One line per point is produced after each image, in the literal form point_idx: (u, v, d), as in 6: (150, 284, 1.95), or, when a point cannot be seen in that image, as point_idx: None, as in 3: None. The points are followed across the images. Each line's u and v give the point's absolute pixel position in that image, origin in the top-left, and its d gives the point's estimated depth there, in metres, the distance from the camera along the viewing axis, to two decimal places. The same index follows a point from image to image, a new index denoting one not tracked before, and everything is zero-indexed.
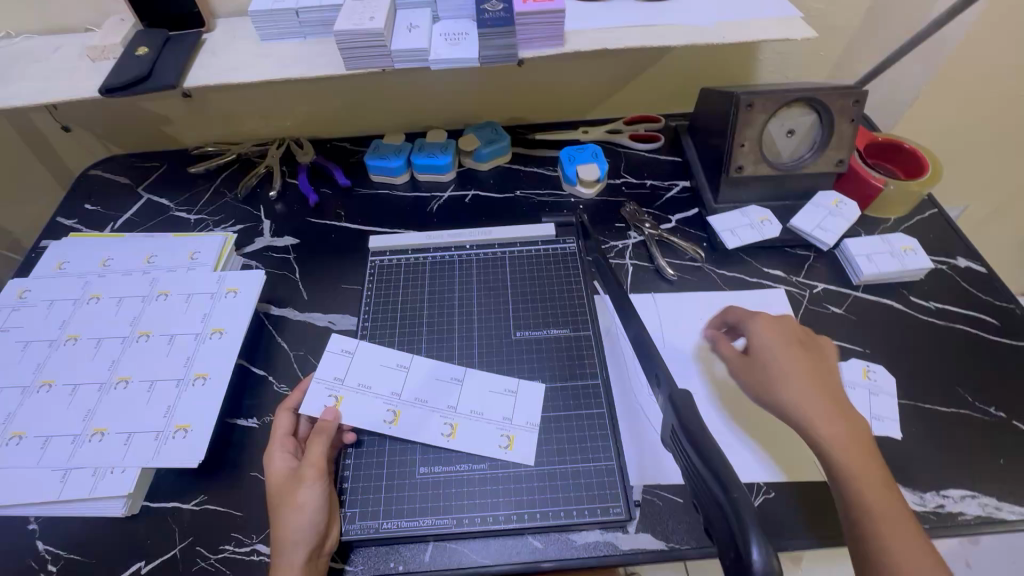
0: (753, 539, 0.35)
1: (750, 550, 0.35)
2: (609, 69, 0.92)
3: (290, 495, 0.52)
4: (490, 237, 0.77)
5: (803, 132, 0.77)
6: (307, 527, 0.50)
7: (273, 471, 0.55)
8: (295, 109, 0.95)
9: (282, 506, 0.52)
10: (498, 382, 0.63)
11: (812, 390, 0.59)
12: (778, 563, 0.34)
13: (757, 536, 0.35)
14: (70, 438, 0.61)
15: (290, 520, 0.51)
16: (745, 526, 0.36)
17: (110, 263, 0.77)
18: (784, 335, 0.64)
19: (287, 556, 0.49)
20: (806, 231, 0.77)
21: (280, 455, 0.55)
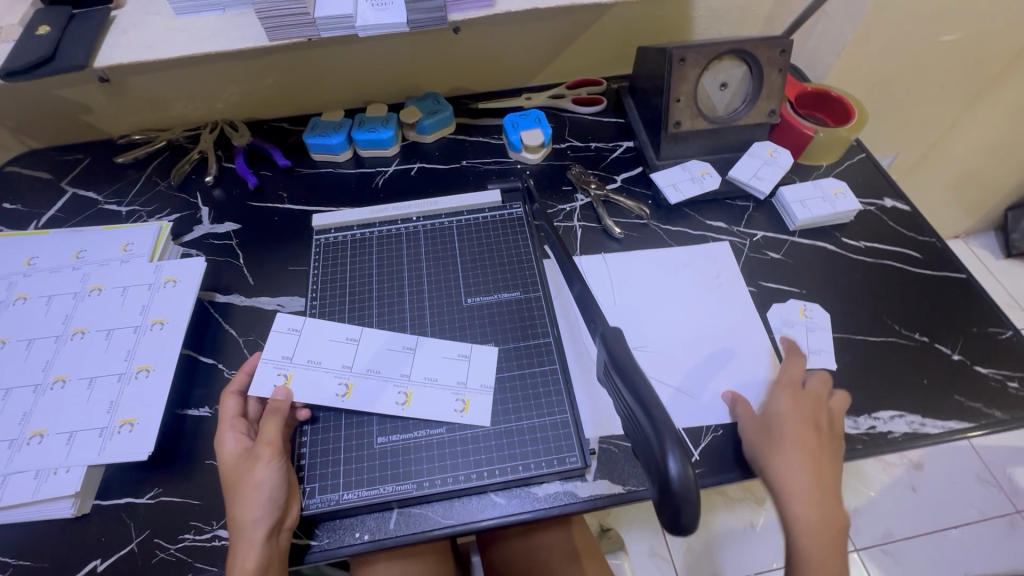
0: (670, 451, 0.40)
1: (668, 461, 0.40)
2: (548, 32, 0.91)
3: (242, 477, 0.52)
4: (436, 207, 0.76)
5: (735, 86, 0.78)
6: (262, 504, 0.50)
7: (226, 455, 0.54)
8: (226, 89, 0.91)
9: (236, 488, 0.52)
10: (451, 349, 0.63)
11: (801, 466, 0.56)
12: (692, 473, 0.39)
13: (676, 450, 0.40)
14: (7, 443, 0.58)
15: (244, 500, 0.50)
16: (664, 442, 0.40)
17: (36, 261, 0.73)
18: (806, 416, 0.59)
19: (247, 534, 0.49)
20: (744, 181, 0.79)
21: (230, 438, 0.55)
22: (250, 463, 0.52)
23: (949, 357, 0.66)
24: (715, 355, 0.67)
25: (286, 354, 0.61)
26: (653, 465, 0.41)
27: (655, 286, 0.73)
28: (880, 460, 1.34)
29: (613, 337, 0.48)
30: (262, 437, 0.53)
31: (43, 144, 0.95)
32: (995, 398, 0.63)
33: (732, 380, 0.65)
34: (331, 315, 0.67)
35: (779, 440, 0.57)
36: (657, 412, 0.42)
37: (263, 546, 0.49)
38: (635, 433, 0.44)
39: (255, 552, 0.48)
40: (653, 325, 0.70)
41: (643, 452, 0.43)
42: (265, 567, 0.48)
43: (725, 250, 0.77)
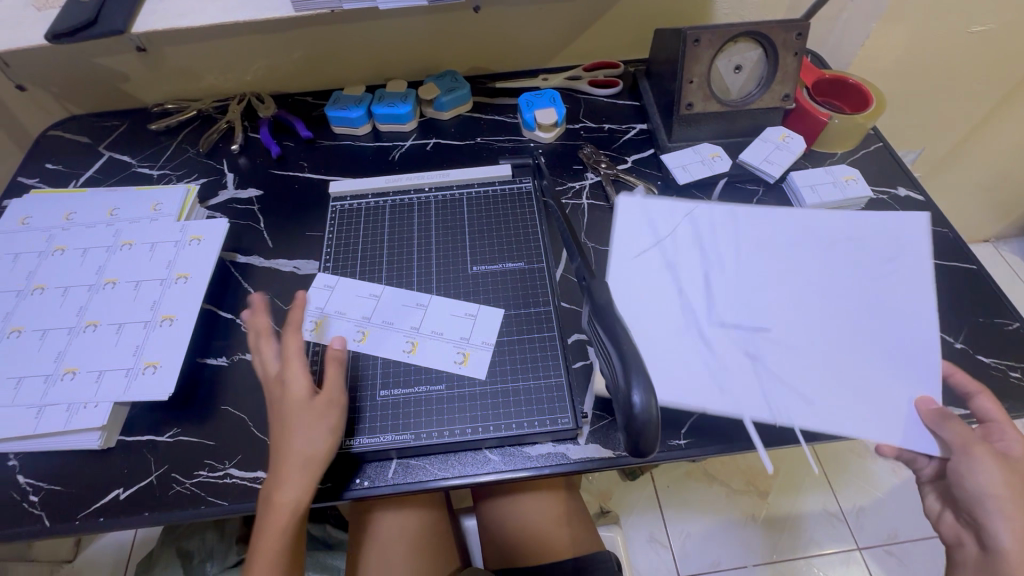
0: (636, 385, 0.43)
1: (632, 394, 0.43)
2: (566, 13, 0.93)
3: (301, 423, 0.54)
4: (448, 178, 0.79)
5: (750, 68, 0.78)
6: (313, 455, 0.53)
7: (281, 391, 0.56)
8: (254, 62, 0.94)
9: (289, 430, 0.54)
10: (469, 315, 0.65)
11: None
12: (654, 404, 0.43)
13: (640, 384, 0.43)
14: (44, 377, 0.63)
15: (301, 446, 0.53)
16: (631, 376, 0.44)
17: (73, 216, 0.78)
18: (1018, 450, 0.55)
19: (303, 474, 0.53)
20: (754, 165, 0.80)
21: (293, 379, 0.56)
22: (314, 414, 0.54)
23: (950, 345, 0.66)
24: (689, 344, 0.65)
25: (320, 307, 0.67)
26: (622, 399, 0.45)
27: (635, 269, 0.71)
28: (890, 462, 1.33)
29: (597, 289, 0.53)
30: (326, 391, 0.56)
31: (83, 110, 1.00)
32: (995, 386, 0.63)
33: (805, 368, 0.62)
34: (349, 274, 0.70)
35: (1011, 469, 0.52)
36: (628, 351, 0.45)
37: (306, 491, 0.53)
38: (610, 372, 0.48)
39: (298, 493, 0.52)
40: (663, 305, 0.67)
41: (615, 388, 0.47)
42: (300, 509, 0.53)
43: (751, 227, 0.73)
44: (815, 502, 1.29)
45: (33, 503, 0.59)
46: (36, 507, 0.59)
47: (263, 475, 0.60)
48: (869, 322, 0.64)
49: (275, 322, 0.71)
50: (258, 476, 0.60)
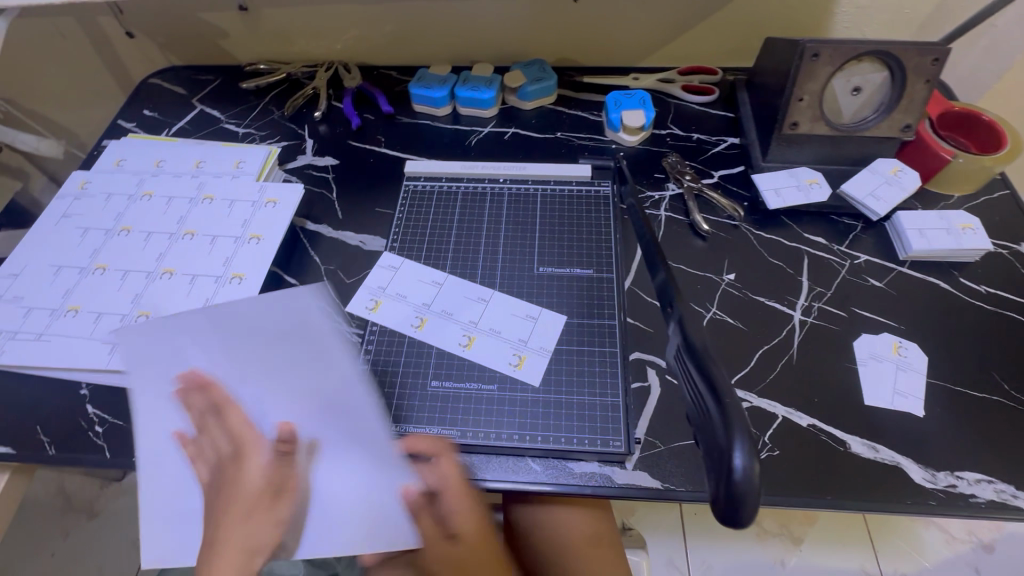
0: (738, 444, 0.39)
1: (733, 454, 0.38)
2: (669, 11, 0.88)
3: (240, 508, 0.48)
4: (524, 172, 0.76)
5: (870, 92, 0.71)
6: (252, 544, 0.47)
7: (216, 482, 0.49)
8: (347, 31, 0.95)
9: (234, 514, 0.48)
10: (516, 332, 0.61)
11: None
12: (757, 468, 0.38)
13: (744, 444, 0.38)
14: (119, 317, 0.66)
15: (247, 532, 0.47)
16: (731, 433, 0.39)
17: (163, 164, 0.81)
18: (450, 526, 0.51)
19: None
20: (857, 198, 0.73)
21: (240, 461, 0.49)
22: (257, 503, 0.48)
23: None
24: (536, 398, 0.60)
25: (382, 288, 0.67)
26: (718, 456, 0.40)
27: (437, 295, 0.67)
28: (944, 533, 1.22)
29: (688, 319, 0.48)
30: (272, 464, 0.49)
31: (183, 62, 1.04)
32: None
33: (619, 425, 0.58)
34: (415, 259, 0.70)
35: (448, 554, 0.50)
36: (729, 402, 0.40)
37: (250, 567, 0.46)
38: (699, 419, 0.44)
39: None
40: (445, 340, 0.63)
41: (707, 436, 0.42)
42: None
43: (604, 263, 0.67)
44: (854, 561, 1.20)
45: (97, 434, 0.62)
46: (99, 438, 0.62)
47: None
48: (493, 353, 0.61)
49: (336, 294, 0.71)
50: None
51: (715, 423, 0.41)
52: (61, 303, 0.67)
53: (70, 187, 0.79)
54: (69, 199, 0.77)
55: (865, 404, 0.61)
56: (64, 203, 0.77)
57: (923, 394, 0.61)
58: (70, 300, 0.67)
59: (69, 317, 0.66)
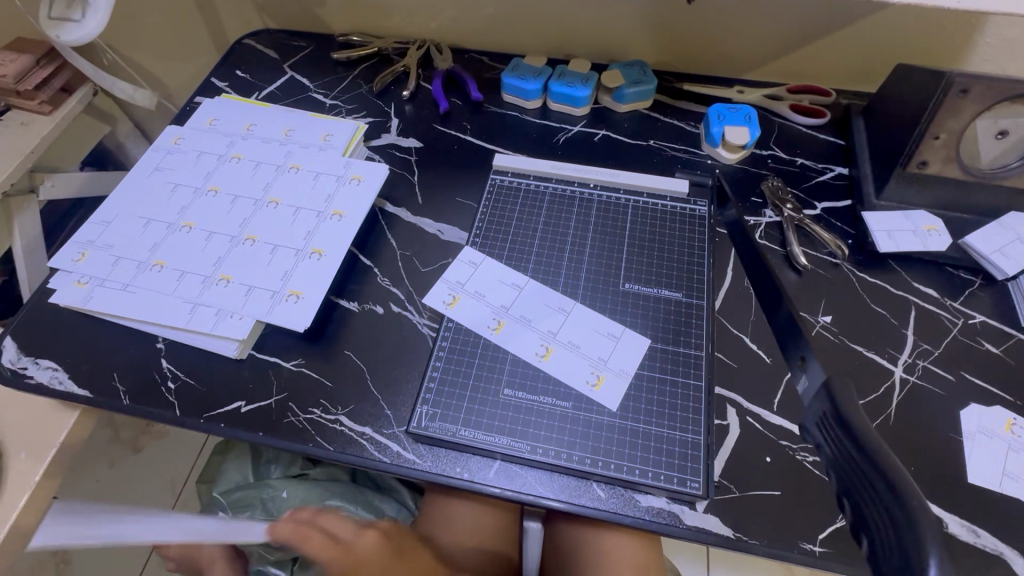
0: (934, 556, 0.32)
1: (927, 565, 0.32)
2: (789, 24, 0.81)
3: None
4: (617, 180, 0.73)
5: (1017, 136, 0.64)
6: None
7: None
8: (444, 11, 0.92)
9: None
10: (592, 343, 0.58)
11: None
12: None
13: (940, 556, 0.32)
14: (201, 278, 0.66)
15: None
16: (922, 540, 0.33)
17: (253, 128, 0.81)
18: None
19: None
20: (982, 253, 0.67)
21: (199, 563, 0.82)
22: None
23: None
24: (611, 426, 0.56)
25: (465, 286, 0.66)
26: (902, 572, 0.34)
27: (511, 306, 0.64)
28: None
29: (842, 394, 0.44)
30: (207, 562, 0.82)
31: (277, 25, 1.04)
32: None
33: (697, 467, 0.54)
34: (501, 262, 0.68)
35: None
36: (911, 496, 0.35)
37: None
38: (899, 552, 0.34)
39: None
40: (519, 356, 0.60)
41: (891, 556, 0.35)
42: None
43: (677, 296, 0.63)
44: None
45: (169, 390, 0.63)
46: (171, 394, 0.63)
47: (370, 433, 0.59)
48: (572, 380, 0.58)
49: (410, 282, 0.70)
50: (365, 431, 0.59)
51: (895, 522, 0.35)
52: (147, 256, 0.68)
53: (164, 141, 0.80)
54: (162, 152, 0.79)
55: (967, 480, 0.56)
56: (158, 156, 0.78)
57: None
58: (156, 255, 0.68)
59: (153, 271, 0.67)
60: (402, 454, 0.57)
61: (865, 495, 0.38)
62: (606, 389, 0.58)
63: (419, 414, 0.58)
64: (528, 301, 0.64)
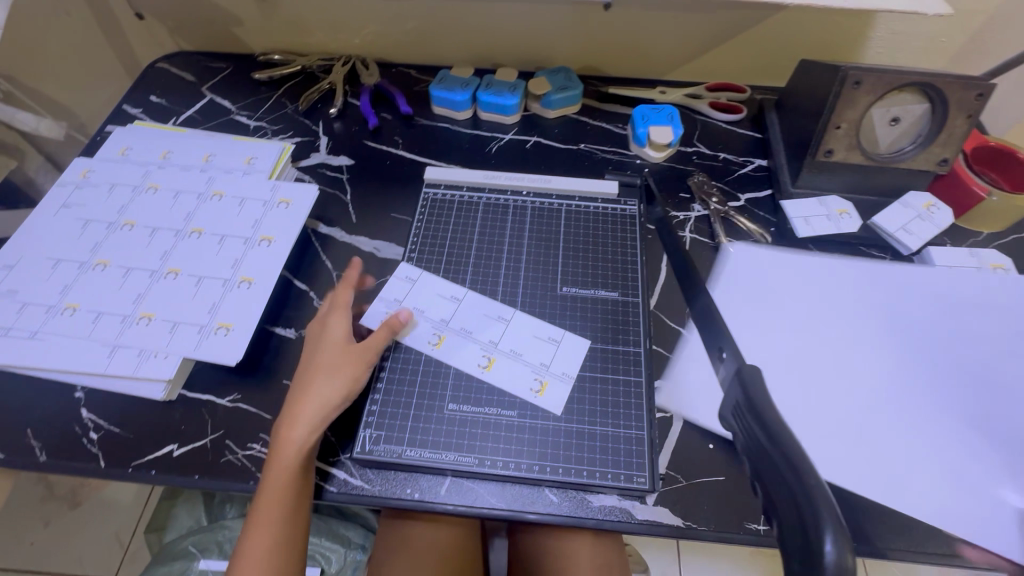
0: (830, 533, 0.34)
1: (823, 541, 0.34)
2: (701, 27, 0.85)
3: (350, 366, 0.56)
4: (549, 186, 0.74)
5: (908, 123, 0.69)
6: (334, 395, 0.55)
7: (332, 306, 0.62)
8: (366, 26, 0.91)
9: (324, 372, 0.56)
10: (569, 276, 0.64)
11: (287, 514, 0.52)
12: (853, 563, 0.33)
13: (836, 531, 0.34)
14: (120, 318, 0.63)
15: (325, 403, 0.54)
16: (819, 518, 0.35)
17: (170, 155, 0.78)
18: None
19: None
20: (889, 231, 0.72)
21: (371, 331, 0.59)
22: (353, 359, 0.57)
23: None
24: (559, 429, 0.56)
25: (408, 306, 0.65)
26: (801, 544, 0.35)
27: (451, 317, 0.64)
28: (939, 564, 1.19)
29: (755, 383, 0.46)
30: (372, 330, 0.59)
31: (193, 46, 1.00)
32: None
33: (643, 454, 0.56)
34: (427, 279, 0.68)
35: None
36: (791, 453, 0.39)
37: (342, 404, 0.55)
38: None
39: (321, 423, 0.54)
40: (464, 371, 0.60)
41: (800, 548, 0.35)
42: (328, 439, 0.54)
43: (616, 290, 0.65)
44: None
45: (92, 441, 0.59)
46: (94, 445, 0.59)
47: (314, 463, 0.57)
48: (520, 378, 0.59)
49: None
50: None
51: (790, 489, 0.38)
52: (58, 300, 0.64)
53: (71, 175, 0.75)
54: (69, 187, 0.74)
55: None
56: (65, 192, 0.73)
57: None
58: (68, 298, 0.64)
59: (66, 315, 0.63)
60: (349, 480, 0.56)
61: (776, 485, 0.39)
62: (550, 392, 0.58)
63: (363, 438, 0.56)
64: (468, 312, 0.64)
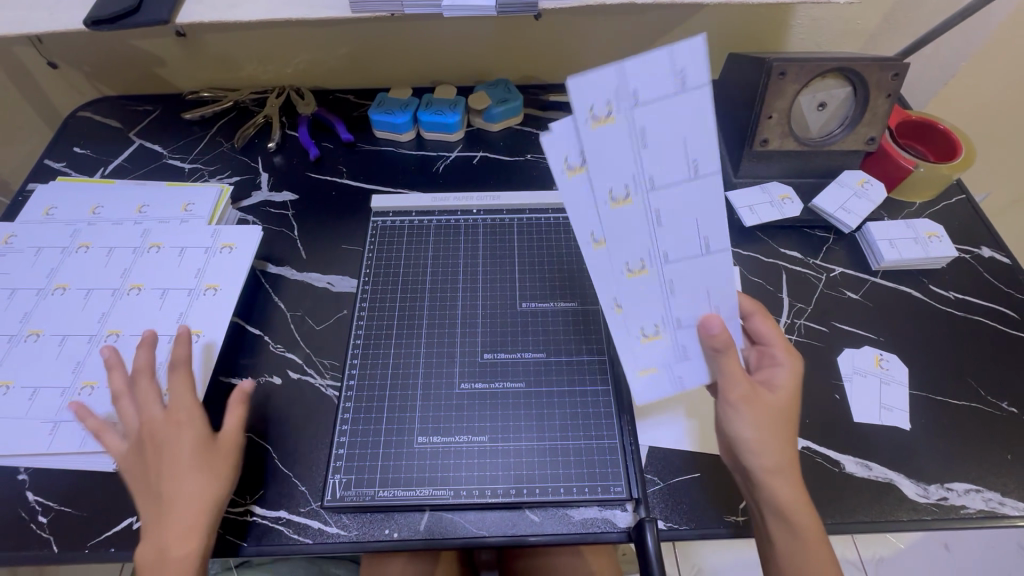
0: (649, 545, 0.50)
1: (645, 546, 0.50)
2: (632, 28, 0.86)
3: (203, 473, 0.52)
4: (498, 202, 0.74)
5: (835, 106, 0.72)
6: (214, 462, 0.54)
7: (149, 419, 0.53)
8: (297, 56, 0.89)
9: (165, 503, 0.50)
10: (676, 347, 0.50)
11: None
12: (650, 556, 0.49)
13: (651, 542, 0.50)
14: (59, 390, 0.59)
15: (168, 539, 0.49)
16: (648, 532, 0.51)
17: (100, 211, 0.74)
18: None
19: None
20: (829, 212, 0.74)
21: (179, 428, 0.53)
22: (207, 459, 0.53)
23: None
24: (536, 450, 0.56)
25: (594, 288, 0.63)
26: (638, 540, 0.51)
27: (406, 342, 0.63)
28: None
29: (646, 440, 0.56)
30: (180, 427, 0.53)
31: (115, 91, 0.96)
32: None
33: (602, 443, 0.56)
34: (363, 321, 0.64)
35: None
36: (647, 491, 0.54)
37: (205, 517, 0.50)
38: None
39: (185, 547, 0.49)
40: (428, 398, 0.59)
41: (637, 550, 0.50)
42: (203, 549, 0.50)
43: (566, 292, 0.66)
44: (833, 549, 1.21)
45: (40, 525, 0.55)
46: (44, 529, 0.55)
47: (286, 516, 0.55)
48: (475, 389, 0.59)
49: (306, 344, 0.67)
50: (281, 516, 0.55)
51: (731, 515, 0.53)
52: None
53: None
54: None
55: (853, 420, 0.61)
56: None
57: (907, 406, 0.62)
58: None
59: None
60: (324, 529, 0.54)
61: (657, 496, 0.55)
62: (651, 350, 0.50)
63: (332, 484, 0.54)
64: (424, 330, 0.63)
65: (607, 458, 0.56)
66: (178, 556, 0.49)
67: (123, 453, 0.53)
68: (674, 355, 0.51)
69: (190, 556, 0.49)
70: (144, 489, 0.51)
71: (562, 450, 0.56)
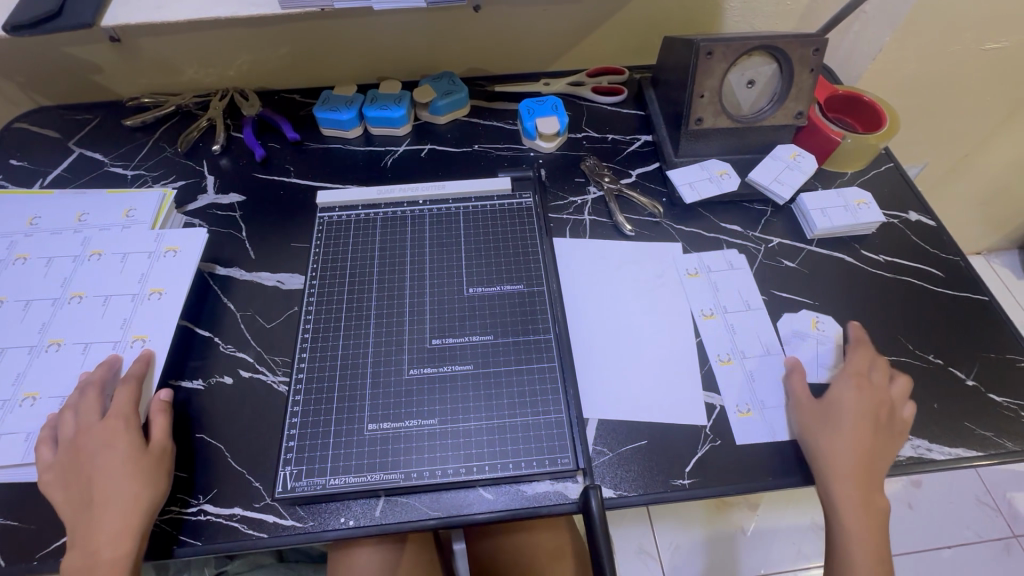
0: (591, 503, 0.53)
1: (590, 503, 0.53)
2: (571, 16, 0.88)
3: (134, 478, 0.53)
4: (443, 192, 0.75)
5: (763, 83, 0.75)
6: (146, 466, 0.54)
7: (83, 431, 0.55)
8: (238, 57, 0.89)
9: (96, 510, 0.51)
10: (767, 424, 0.60)
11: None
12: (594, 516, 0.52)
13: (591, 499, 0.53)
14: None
15: (98, 543, 0.50)
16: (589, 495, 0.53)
17: (38, 221, 0.72)
18: None
19: None
20: (764, 185, 0.77)
21: (113, 435, 0.54)
22: (139, 464, 0.54)
23: (962, 381, 0.64)
24: (489, 429, 0.57)
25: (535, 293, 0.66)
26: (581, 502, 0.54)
27: (352, 335, 0.63)
28: None
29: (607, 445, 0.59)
30: (112, 435, 0.54)
31: (52, 100, 0.94)
32: (1006, 427, 0.61)
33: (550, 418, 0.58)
34: (310, 316, 0.64)
35: None
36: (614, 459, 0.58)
37: (137, 518, 0.51)
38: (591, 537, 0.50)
39: (116, 549, 0.50)
40: (377, 386, 0.59)
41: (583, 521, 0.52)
42: (133, 551, 0.50)
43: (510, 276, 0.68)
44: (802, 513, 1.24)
45: None
46: None
47: (240, 512, 0.55)
48: (423, 374, 0.60)
49: (256, 342, 0.67)
50: (234, 513, 0.55)
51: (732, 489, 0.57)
52: None
53: None
54: None
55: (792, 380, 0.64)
56: None
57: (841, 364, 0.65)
58: None
59: None
60: (279, 523, 0.54)
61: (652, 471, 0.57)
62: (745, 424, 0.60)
63: (284, 477, 0.55)
64: (372, 321, 0.64)
65: (555, 432, 0.57)
66: (110, 557, 0.50)
67: (53, 466, 0.54)
68: (768, 431, 0.60)
69: (124, 553, 0.50)
70: (76, 497, 0.53)
71: (509, 427, 0.57)
